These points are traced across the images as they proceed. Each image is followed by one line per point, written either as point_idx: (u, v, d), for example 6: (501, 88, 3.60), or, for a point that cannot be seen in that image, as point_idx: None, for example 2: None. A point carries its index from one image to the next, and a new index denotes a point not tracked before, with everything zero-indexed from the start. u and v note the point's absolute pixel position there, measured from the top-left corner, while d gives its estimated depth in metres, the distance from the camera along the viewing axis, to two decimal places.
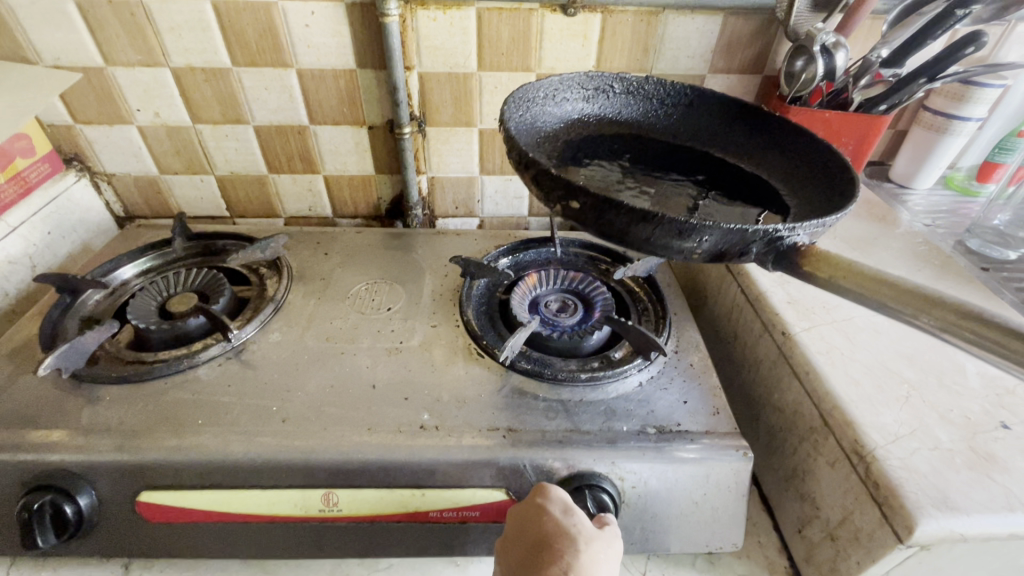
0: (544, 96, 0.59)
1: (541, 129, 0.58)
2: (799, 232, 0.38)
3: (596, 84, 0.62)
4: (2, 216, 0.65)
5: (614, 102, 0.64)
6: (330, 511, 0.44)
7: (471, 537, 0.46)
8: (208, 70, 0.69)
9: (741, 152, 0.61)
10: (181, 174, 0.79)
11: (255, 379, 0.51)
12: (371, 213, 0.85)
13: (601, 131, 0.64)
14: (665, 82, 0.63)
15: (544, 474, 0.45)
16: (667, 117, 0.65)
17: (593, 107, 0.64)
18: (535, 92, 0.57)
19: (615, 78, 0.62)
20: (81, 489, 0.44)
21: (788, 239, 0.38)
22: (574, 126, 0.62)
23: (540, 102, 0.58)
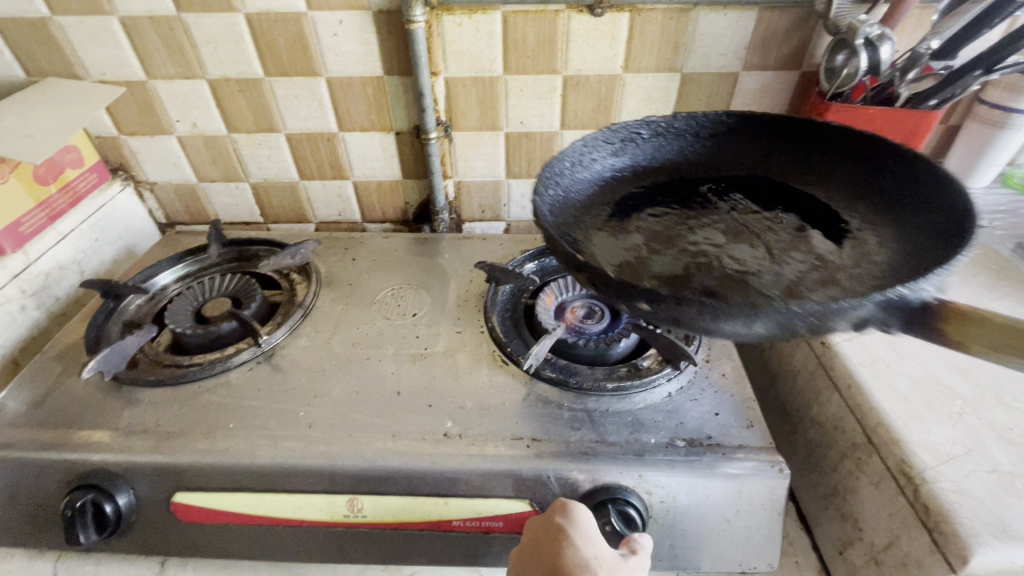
0: (572, 166, 0.56)
1: (575, 201, 0.56)
2: (924, 287, 0.33)
3: (622, 137, 0.59)
4: (53, 224, 0.69)
5: (645, 148, 0.61)
6: (354, 516, 0.44)
7: (494, 547, 0.45)
8: (242, 80, 0.71)
9: (804, 169, 0.59)
10: (218, 182, 0.82)
11: (284, 384, 0.52)
12: (399, 218, 0.86)
13: (637, 180, 0.61)
14: (696, 115, 0.59)
15: (568, 485, 0.44)
16: (704, 150, 0.62)
17: (625, 159, 0.61)
18: (560, 167, 0.54)
19: (641, 124, 0.59)
20: (121, 489, 0.45)
21: (917, 295, 0.33)
22: (610, 186, 0.59)
23: (569, 174, 0.56)
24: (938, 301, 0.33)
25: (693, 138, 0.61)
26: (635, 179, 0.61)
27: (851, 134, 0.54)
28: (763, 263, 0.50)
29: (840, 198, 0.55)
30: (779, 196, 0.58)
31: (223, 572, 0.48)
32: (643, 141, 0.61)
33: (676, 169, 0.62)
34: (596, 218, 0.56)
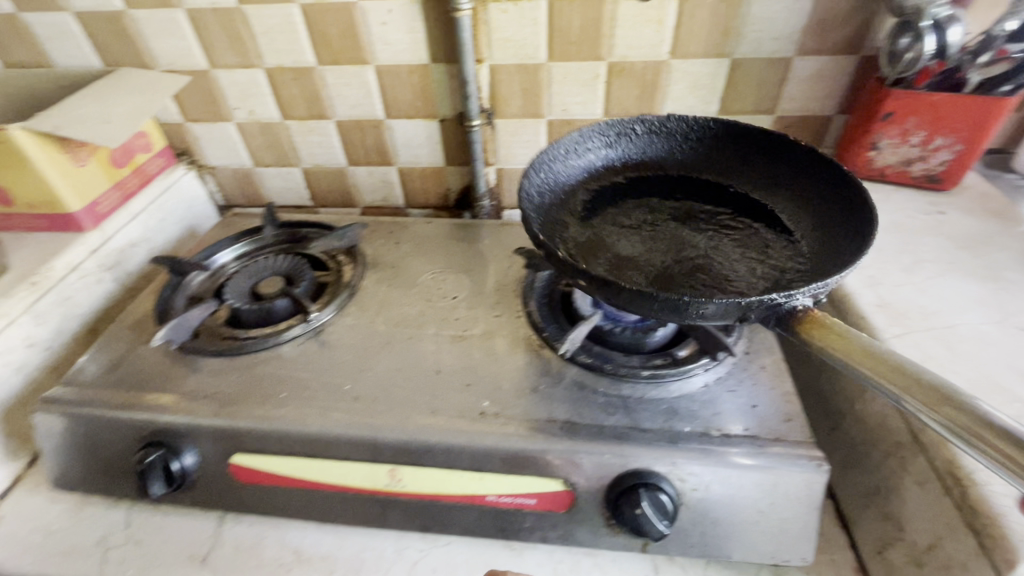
0: (565, 153, 0.61)
1: (562, 187, 0.60)
2: (798, 296, 0.38)
3: (617, 131, 0.63)
4: (126, 204, 0.74)
5: (636, 144, 0.64)
6: (394, 485, 0.47)
7: (526, 523, 0.47)
8: (296, 69, 0.74)
9: (771, 184, 0.61)
10: (272, 167, 0.86)
11: (331, 359, 0.55)
12: (441, 204, 0.88)
13: (626, 175, 0.64)
14: (687, 118, 0.63)
15: (601, 467, 0.45)
16: (689, 152, 0.65)
17: (616, 152, 0.64)
18: (554, 152, 0.59)
19: (637, 121, 0.63)
20: (186, 447, 0.49)
21: (787, 304, 0.39)
22: (599, 176, 0.63)
23: (560, 159, 0.60)
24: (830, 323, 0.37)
25: (681, 139, 0.64)
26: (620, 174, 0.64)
27: (809, 152, 0.57)
28: (721, 262, 0.53)
29: (795, 211, 0.58)
30: (742, 205, 0.60)
31: (274, 530, 0.52)
32: (637, 137, 0.65)
33: (658, 169, 0.65)
34: (583, 205, 0.60)
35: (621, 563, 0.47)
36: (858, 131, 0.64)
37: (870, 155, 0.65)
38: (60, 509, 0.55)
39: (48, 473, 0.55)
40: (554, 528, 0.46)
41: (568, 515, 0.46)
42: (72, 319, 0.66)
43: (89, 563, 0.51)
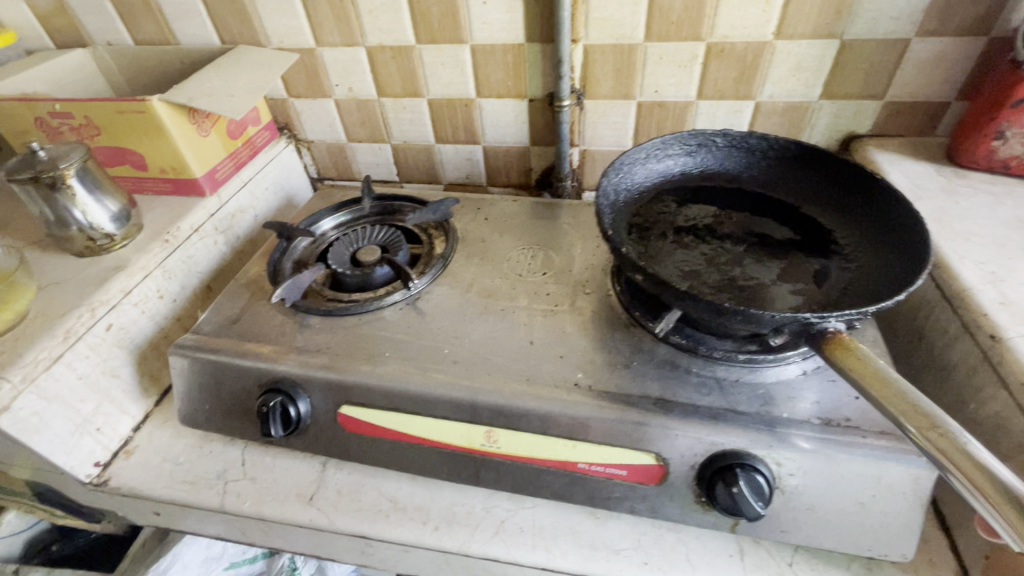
0: (645, 157, 0.61)
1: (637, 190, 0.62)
2: (832, 319, 0.42)
3: (699, 141, 0.62)
4: (237, 173, 0.80)
5: (715, 154, 0.64)
6: (490, 446, 0.49)
7: (616, 493, 0.48)
8: (396, 48, 0.77)
9: (844, 211, 0.59)
10: (364, 142, 0.90)
11: (429, 324, 0.58)
12: (522, 183, 0.89)
13: (698, 186, 0.65)
14: (769, 137, 0.61)
15: (695, 444, 0.45)
16: (766, 169, 0.64)
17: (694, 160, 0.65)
18: (635, 155, 0.60)
19: (719, 133, 0.62)
20: (300, 395, 0.54)
21: (820, 324, 0.42)
22: (672, 183, 0.64)
23: (639, 162, 0.61)
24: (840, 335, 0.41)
25: (760, 156, 0.63)
26: (695, 183, 0.64)
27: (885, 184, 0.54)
28: (772, 284, 0.52)
29: (861, 245, 0.55)
30: (811, 230, 0.58)
31: (372, 478, 0.56)
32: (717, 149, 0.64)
33: (733, 183, 0.64)
34: (655, 208, 0.61)
35: (706, 540, 0.48)
36: (983, 116, 0.60)
37: (993, 144, 0.61)
38: (185, 444, 0.62)
39: (177, 412, 0.60)
40: (644, 500, 0.47)
41: (658, 489, 0.47)
42: (192, 277, 0.72)
43: (213, 493, 0.57)
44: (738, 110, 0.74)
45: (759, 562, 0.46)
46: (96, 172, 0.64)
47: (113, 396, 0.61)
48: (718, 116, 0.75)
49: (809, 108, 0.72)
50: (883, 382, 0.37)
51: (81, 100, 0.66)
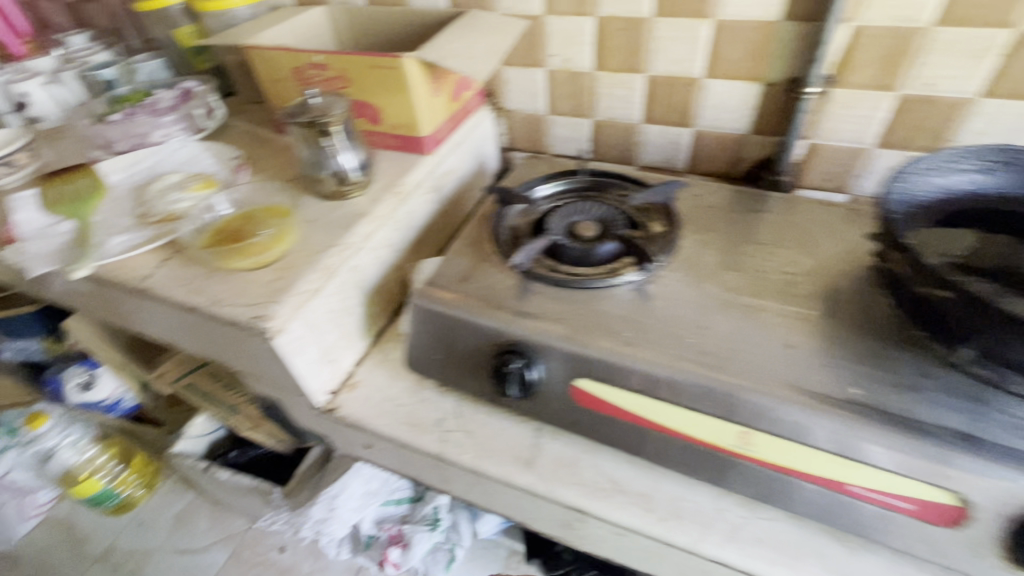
0: (933, 166, 0.55)
1: (917, 203, 0.56)
2: None
3: (1009, 157, 0.54)
4: (452, 135, 0.83)
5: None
6: (744, 449, 0.47)
7: (888, 526, 0.45)
8: (630, 19, 0.74)
9: None
10: (566, 116, 0.89)
11: (667, 310, 0.56)
12: (726, 172, 0.84)
13: (995, 210, 0.56)
14: None
15: (1005, 491, 0.40)
16: None
17: (994, 180, 0.56)
18: (923, 163, 0.55)
19: None
20: (538, 360, 0.54)
21: None
22: (960, 201, 0.56)
23: (925, 173, 0.55)
24: None
25: None
26: (990, 208, 0.56)
27: None
28: None
29: None
30: None
31: (591, 454, 0.57)
32: None
33: None
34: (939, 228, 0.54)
35: None
36: None
37: None
38: (401, 387, 0.66)
39: (407, 355, 0.65)
40: (921, 540, 0.44)
41: (942, 530, 0.43)
42: (409, 231, 0.75)
43: (432, 438, 0.60)
44: None
45: None
46: (351, 127, 0.68)
47: (346, 331, 0.66)
48: (1004, 118, 0.64)
49: None
50: None
51: (340, 53, 0.71)
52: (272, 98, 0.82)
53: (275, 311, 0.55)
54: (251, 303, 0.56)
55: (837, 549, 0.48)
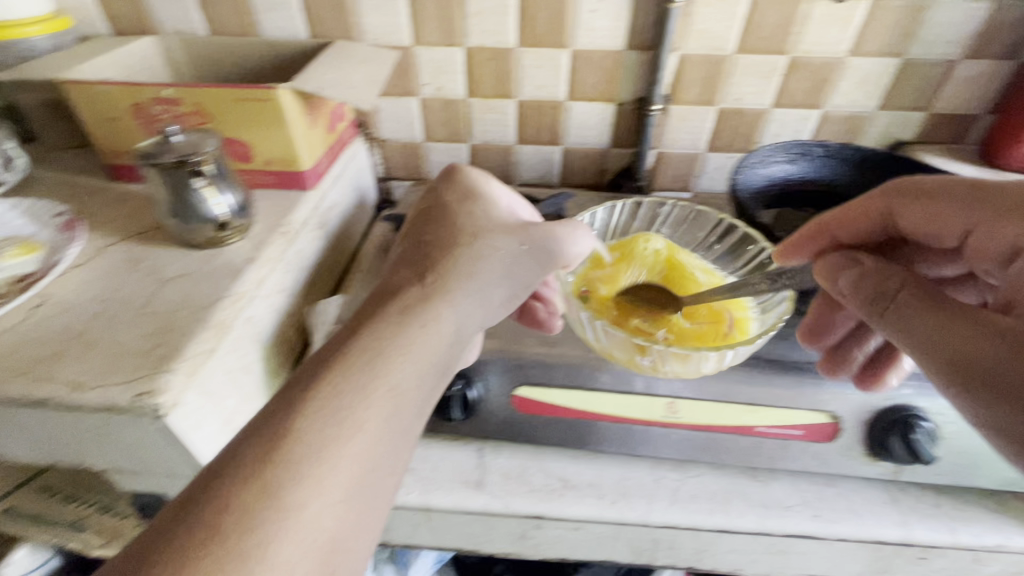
0: (756, 161, 0.72)
1: (754, 190, 0.71)
2: None
3: (801, 151, 0.72)
4: (332, 168, 0.79)
5: (814, 164, 0.73)
6: (671, 418, 0.53)
7: (788, 453, 0.54)
8: (496, 50, 0.79)
9: None
10: (443, 142, 0.91)
11: None
12: (595, 183, 0.94)
13: (801, 191, 0.73)
14: (864, 149, 0.71)
15: (868, 401, 0.51)
16: (858, 177, 0.72)
17: (797, 168, 0.73)
18: (749, 161, 0.71)
19: (818, 143, 0.72)
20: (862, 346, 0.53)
21: None
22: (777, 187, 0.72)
23: (752, 167, 0.72)
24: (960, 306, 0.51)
25: (853, 168, 0.72)
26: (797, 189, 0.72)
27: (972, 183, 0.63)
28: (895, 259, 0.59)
29: None
30: None
31: (536, 459, 0.58)
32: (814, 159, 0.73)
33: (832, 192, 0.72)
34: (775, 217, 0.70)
35: (862, 491, 0.55)
36: None
37: None
38: None
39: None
40: (816, 457, 0.53)
41: (830, 444, 0.53)
42: (302, 271, 0.69)
43: None
44: (806, 118, 0.83)
45: (913, 506, 0.54)
46: (227, 165, 0.61)
47: (247, 394, 0.58)
48: (788, 122, 0.84)
49: (866, 117, 0.82)
50: None
51: (206, 85, 0.63)
52: (102, 140, 0.70)
53: (166, 381, 0.47)
54: (134, 378, 0.47)
55: (754, 484, 0.56)
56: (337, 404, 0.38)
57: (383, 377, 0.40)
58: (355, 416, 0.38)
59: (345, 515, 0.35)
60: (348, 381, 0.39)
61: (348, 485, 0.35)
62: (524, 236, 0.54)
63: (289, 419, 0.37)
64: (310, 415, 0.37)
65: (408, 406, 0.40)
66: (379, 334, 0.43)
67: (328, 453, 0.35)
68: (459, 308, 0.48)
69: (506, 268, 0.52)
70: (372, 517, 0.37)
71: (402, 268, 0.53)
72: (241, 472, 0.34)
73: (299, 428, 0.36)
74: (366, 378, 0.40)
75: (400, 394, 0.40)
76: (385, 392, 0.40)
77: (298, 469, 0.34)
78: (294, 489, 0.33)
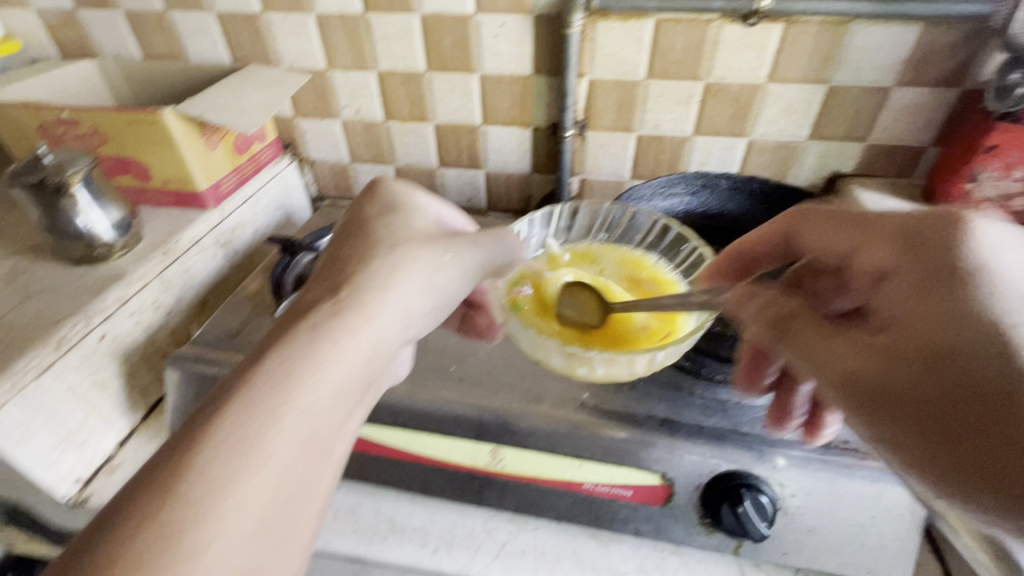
0: (655, 192, 0.69)
1: None
2: None
3: (703, 183, 0.68)
4: (243, 187, 0.80)
5: (719, 197, 0.69)
6: (495, 465, 0.50)
7: (621, 514, 0.49)
8: (407, 74, 0.79)
9: None
10: (368, 163, 0.91)
11: (435, 341, 0.58)
12: (522, 208, 0.92)
13: (704, 224, 0.69)
14: (770, 183, 0.66)
15: (704, 463, 0.47)
16: (766, 212, 0.67)
17: (699, 201, 0.69)
18: (643, 192, 0.67)
19: (723, 175, 0.68)
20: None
21: None
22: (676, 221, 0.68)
23: (647, 199, 0.68)
24: None
25: (760, 202, 0.67)
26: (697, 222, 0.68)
27: None
28: None
29: None
30: None
31: (371, 497, 0.56)
32: (720, 191, 0.69)
33: (736, 227, 0.68)
34: None
35: (708, 564, 0.49)
36: (958, 160, 0.66)
37: (968, 186, 0.67)
38: None
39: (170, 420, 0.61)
40: (648, 521, 0.49)
41: (663, 508, 0.48)
42: (189, 290, 0.71)
43: None
44: (732, 147, 0.78)
45: None
46: (101, 181, 0.63)
47: (100, 409, 0.59)
48: (712, 151, 0.79)
49: (797, 147, 0.76)
50: None
51: (97, 108, 0.66)
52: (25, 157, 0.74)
53: None
54: None
55: (591, 545, 0.51)
56: (233, 437, 0.31)
57: (295, 399, 0.34)
58: (261, 445, 0.32)
59: (259, 553, 0.31)
60: (242, 406, 0.32)
61: (259, 517, 0.31)
62: (450, 245, 0.45)
63: (178, 458, 0.30)
64: (208, 449, 0.30)
65: (318, 428, 0.34)
66: (293, 348, 0.35)
67: (234, 487, 0.30)
68: (378, 321, 0.39)
69: (439, 280, 0.43)
70: (284, 557, 0.32)
71: (317, 277, 0.42)
72: (124, 530, 0.28)
73: (198, 463, 0.30)
74: (274, 406, 0.33)
75: (314, 415, 0.34)
76: (299, 414, 0.34)
77: (199, 507, 0.29)
78: (194, 532, 0.29)
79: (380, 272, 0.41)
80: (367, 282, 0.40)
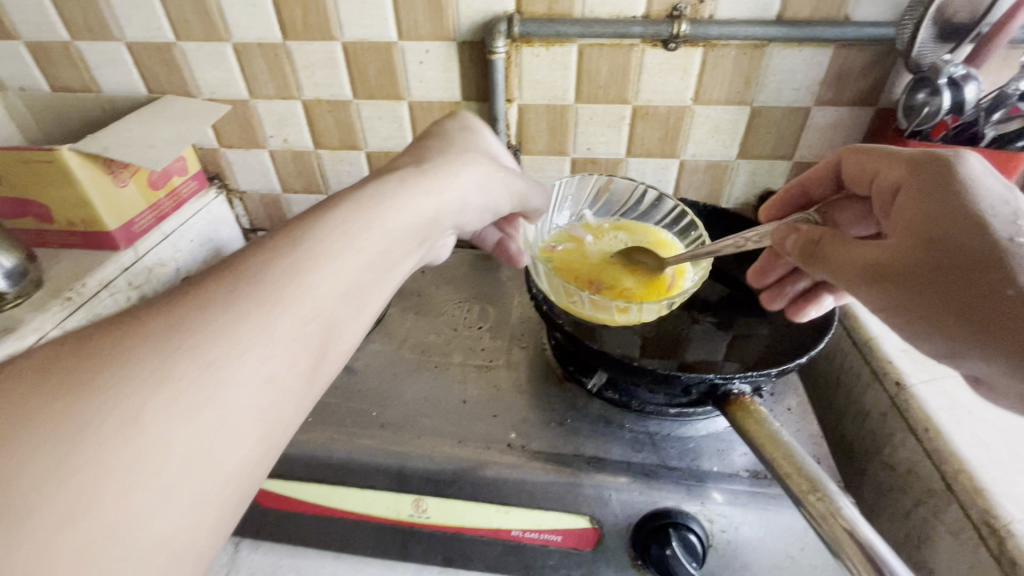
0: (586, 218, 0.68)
1: None
2: (736, 381, 0.42)
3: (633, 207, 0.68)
4: (161, 223, 0.76)
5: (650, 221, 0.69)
6: (419, 517, 0.47)
7: (551, 560, 0.47)
8: (333, 102, 0.77)
9: None
10: (301, 193, 0.88)
11: (358, 384, 0.55)
12: None
13: None
14: (698, 205, 0.66)
15: (633, 502, 0.45)
16: None
17: None
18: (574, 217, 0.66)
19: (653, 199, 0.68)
20: (734, 380, 0.42)
21: (724, 385, 0.42)
22: None
23: None
24: (744, 396, 0.41)
25: None
26: None
27: None
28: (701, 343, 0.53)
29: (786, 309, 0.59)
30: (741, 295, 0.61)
31: (292, 557, 0.52)
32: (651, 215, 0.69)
33: None
34: None
35: None
36: None
37: None
38: None
39: None
40: (580, 566, 0.47)
41: (595, 552, 0.46)
42: None
43: None
44: (665, 168, 0.78)
45: None
46: None
47: None
48: (646, 172, 0.79)
49: (728, 166, 0.77)
50: (774, 445, 0.37)
51: None
52: None
53: None
54: None
55: None
56: (217, 320, 0.26)
57: (252, 326, 0.27)
58: (260, 324, 0.27)
59: (202, 509, 0.24)
60: (231, 287, 0.28)
61: (234, 415, 0.25)
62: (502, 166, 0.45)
63: (127, 330, 0.25)
64: (160, 326, 0.25)
65: (328, 326, 0.30)
66: (255, 268, 0.29)
67: (217, 364, 0.25)
68: (400, 220, 0.35)
69: (487, 188, 0.43)
70: (235, 491, 0.26)
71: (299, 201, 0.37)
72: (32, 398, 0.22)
73: (157, 335, 0.25)
74: (185, 362, 0.25)
75: (326, 305, 0.30)
76: (261, 348, 0.27)
77: (159, 388, 0.24)
78: (151, 412, 0.23)
79: (372, 191, 0.35)
80: (376, 189, 0.35)
